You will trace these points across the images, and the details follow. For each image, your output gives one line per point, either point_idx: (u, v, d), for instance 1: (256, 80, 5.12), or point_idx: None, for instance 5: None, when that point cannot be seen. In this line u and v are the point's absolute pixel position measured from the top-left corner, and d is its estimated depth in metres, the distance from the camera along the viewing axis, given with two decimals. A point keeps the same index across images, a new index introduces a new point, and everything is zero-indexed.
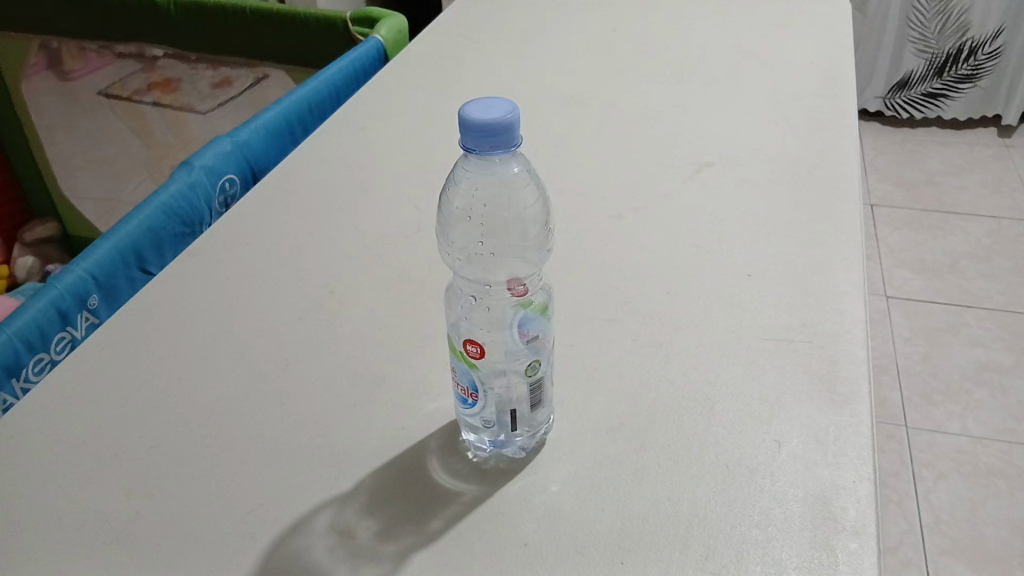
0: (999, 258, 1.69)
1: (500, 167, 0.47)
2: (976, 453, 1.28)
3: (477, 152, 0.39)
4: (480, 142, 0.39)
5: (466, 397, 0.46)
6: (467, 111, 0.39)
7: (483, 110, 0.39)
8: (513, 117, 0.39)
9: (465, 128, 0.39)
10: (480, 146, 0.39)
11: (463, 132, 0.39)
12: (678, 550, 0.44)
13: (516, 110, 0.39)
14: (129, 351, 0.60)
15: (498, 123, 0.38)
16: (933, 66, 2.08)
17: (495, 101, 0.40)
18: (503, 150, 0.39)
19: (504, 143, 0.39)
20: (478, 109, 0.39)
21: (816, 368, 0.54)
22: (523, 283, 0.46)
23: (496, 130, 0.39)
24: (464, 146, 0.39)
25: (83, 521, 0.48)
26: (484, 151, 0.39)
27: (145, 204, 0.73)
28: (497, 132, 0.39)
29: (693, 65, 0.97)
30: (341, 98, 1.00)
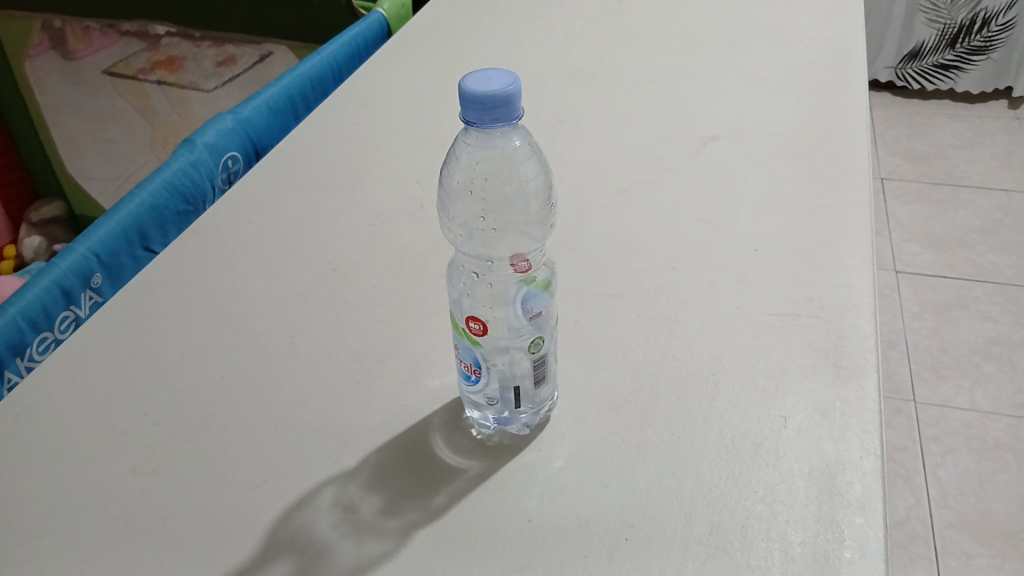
0: (1009, 232, 1.68)
1: (501, 141, 0.46)
2: (985, 427, 1.28)
3: (478, 126, 0.39)
4: (482, 115, 0.38)
5: (468, 374, 0.46)
6: (466, 83, 0.38)
7: (483, 82, 0.39)
8: (514, 89, 0.38)
9: (465, 100, 0.38)
10: (481, 119, 0.38)
11: (462, 105, 0.38)
12: (683, 525, 0.44)
13: (517, 82, 0.39)
14: (132, 329, 0.60)
15: (498, 96, 0.38)
16: (944, 37, 2.04)
17: (495, 73, 0.39)
18: (505, 120, 0.39)
19: (505, 115, 0.39)
20: (477, 81, 0.39)
21: (822, 343, 0.54)
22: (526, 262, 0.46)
23: (496, 102, 0.38)
24: (465, 120, 0.39)
25: (90, 497, 0.49)
26: (485, 124, 0.39)
27: (147, 182, 0.73)
28: (498, 104, 0.38)
29: (700, 37, 0.95)
30: (344, 74, 0.99)
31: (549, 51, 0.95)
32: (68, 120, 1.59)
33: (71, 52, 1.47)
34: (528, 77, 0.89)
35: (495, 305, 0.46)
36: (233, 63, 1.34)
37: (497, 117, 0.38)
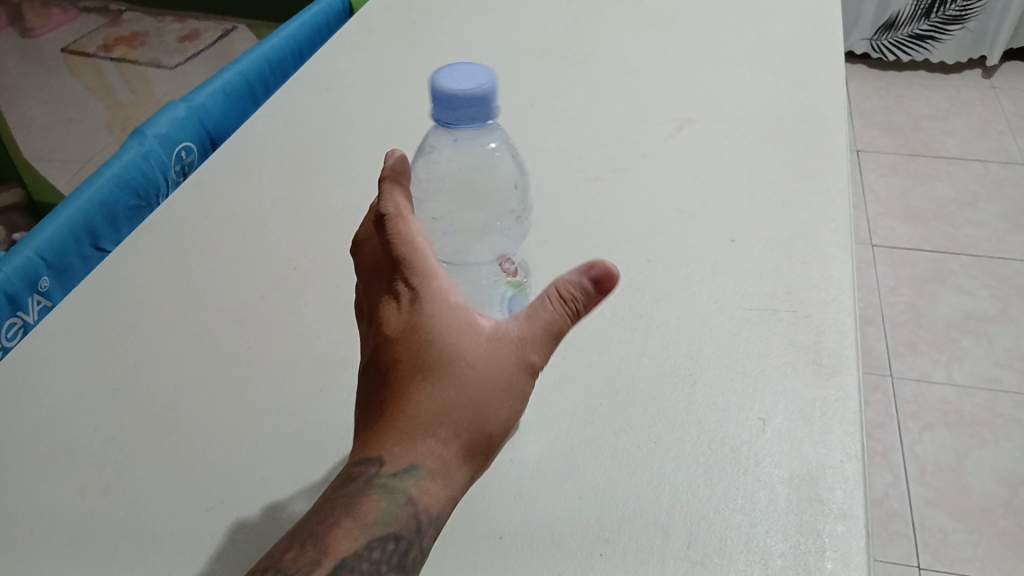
0: (986, 203, 1.67)
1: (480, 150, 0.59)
2: (962, 403, 1.28)
3: (454, 125, 0.39)
4: (457, 112, 0.39)
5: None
6: (441, 80, 0.39)
7: (458, 79, 0.39)
8: (490, 90, 0.39)
9: (439, 99, 0.38)
10: (457, 118, 0.39)
11: (436, 103, 0.39)
12: (660, 538, 0.43)
13: (494, 82, 0.39)
14: (81, 338, 0.57)
15: (471, 93, 0.38)
16: (920, 7, 1.99)
17: (472, 70, 0.40)
18: (475, 114, 0.39)
19: (479, 115, 0.39)
20: (451, 79, 0.39)
21: (803, 340, 0.52)
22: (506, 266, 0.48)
23: (468, 101, 0.38)
24: (440, 117, 0.39)
25: (38, 521, 0.47)
26: (460, 123, 0.39)
27: (95, 177, 0.69)
28: (472, 104, 0.38)
29: (674, 12, 0.92)
30: (305, 55, 0.95)
31: (517, 30, 0.92)
32: None
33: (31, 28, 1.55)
34: (496, 60, 0.86)
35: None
36: (196, 36, 1.41)
37: (472, 115, 0.38)
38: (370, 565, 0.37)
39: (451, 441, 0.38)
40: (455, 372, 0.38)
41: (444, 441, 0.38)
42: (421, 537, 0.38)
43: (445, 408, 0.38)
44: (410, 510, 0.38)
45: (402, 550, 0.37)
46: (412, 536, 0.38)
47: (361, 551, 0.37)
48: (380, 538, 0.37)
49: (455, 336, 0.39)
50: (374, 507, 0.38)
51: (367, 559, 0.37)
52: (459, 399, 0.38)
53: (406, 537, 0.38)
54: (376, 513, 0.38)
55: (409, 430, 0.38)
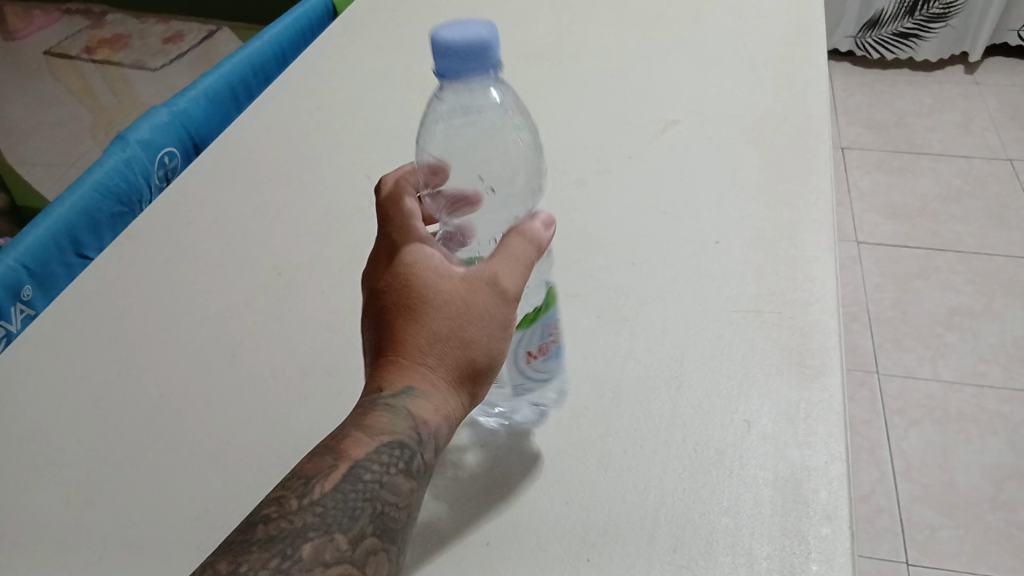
0: (970, 199, 1.68)
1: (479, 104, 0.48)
2: (947, 398, 1.29)
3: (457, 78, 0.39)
4: (454, 65, 0.38)
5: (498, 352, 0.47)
6: (441, 35, 0.38)
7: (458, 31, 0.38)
8: (491, 37, 0.38)
9: (441, 54, 0.38)
10: (460, 70, 0.38)
11: (438, 58, 0.38)
12: (646, 541, 0.43)
13: (493, 29, 0.38)
14: (63, 348, 0.57)
15: (475, 43, 0.37)
16: (904, 5, 2.00)
17: (471, 22, 0.39)
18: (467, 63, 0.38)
19: (484, 63, 0.38)
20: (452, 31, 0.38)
21: (786, 342, 0.52)
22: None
23: (472, 51, 0.38)
24: (441, 73, 0.39)
25: (21, 534, 0.47)
26: (464, 75, 0.38)
27: (77, 184, 0.69)
28: (476, 54, 0.38)
29: (658, 13, 0.92)
30: (289, 58, 0.94)
31: (501, 32, 0.92)
32: None
33: (15, 32, 1.54)
34: None
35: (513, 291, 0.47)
36: (180, 37, 1.39)
37: (476, 65, 0.38)
38: (380, 470, 0.39)
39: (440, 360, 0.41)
40: (438, 303, 0.41)
41: (434, 365, 0.41)
42: (424, 450, 0.41)
43: (432, 332, 0.41)
44: (411, 422, 0.40)
45: (407, 458, 0.40)
46: (415, 448, 0.40)
47: (372, 459, 0.39)
48: (388, 445, 0.40)
49: (432, 271, 0.42)
50: (380, 419, 0.40)
51: (377, 463, 0.39)
52: (444, 325, 0.41)
53: (410, 448, 0.40)
54: (381, 424, 0.40)
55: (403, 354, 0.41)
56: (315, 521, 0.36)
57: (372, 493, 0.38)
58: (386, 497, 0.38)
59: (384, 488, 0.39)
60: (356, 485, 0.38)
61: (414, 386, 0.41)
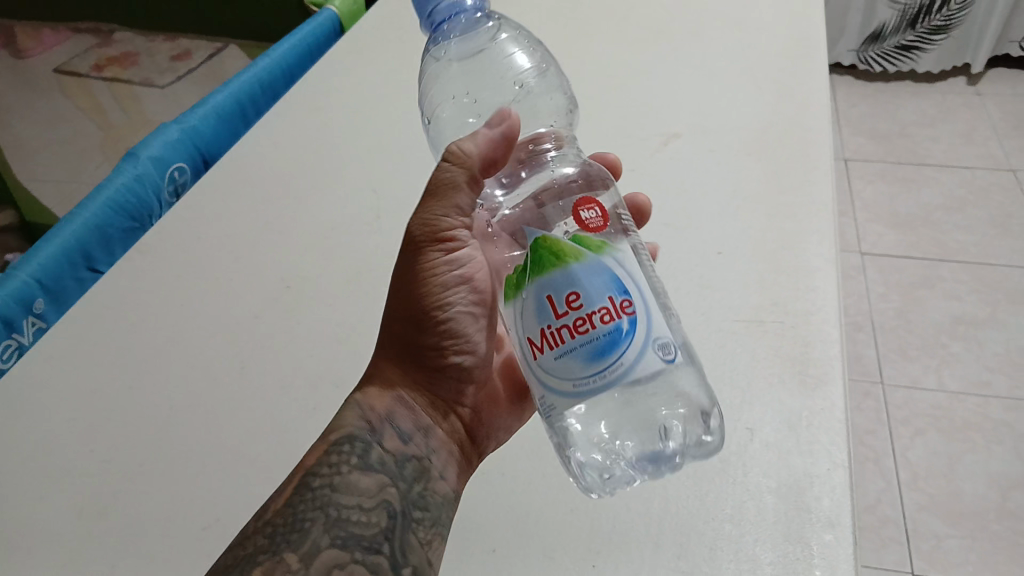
0: (973, 209, 1.68)
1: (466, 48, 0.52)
2: (953, 408, 1.29)
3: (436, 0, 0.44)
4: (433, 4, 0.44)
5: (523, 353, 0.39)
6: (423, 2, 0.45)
7: None
8: None
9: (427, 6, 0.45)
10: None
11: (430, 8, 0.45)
12: (651, 550, 0.44)
13: None
14: (76, 360, 0.58)
15: None
16: (905, 17, 2.01)
17: None
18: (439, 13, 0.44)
19: None
20: None
21: (788, 351, 0.53)
22: (596, 199, 0.40)
23: None
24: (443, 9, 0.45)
25: (34, 544, 0.48)
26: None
27: (89, 200, 0.70)
28: None
29: (659, 27, 0.93)
30: (296, 76, 0.95)
31: None
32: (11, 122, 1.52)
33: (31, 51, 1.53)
34: None
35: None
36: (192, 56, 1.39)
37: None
38: (332, 468, 0.43)
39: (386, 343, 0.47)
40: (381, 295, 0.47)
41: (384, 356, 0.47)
42: (378, 438, 0.45)
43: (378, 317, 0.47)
44: (359, 413, 0.45)
45: (361, 449, 0.44)
46: (368, 439, 0.44)
47: (322, 464, 0.43)
48: (336, 443, 0.44)
49: None
50: (334, 422, 0.45)
51: (326, 465, 0.43)
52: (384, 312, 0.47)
53: (363, 439, 0.44)
54: (334, 425, 0.45)
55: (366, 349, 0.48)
56: (267, 535, 0.40)
57: (322, 497, 0.41)
58: (338, 495, 0.42)
59: (337, 489, 0.42)
60: (307, 494, 0.42)
61: (368, 381, 0.47)
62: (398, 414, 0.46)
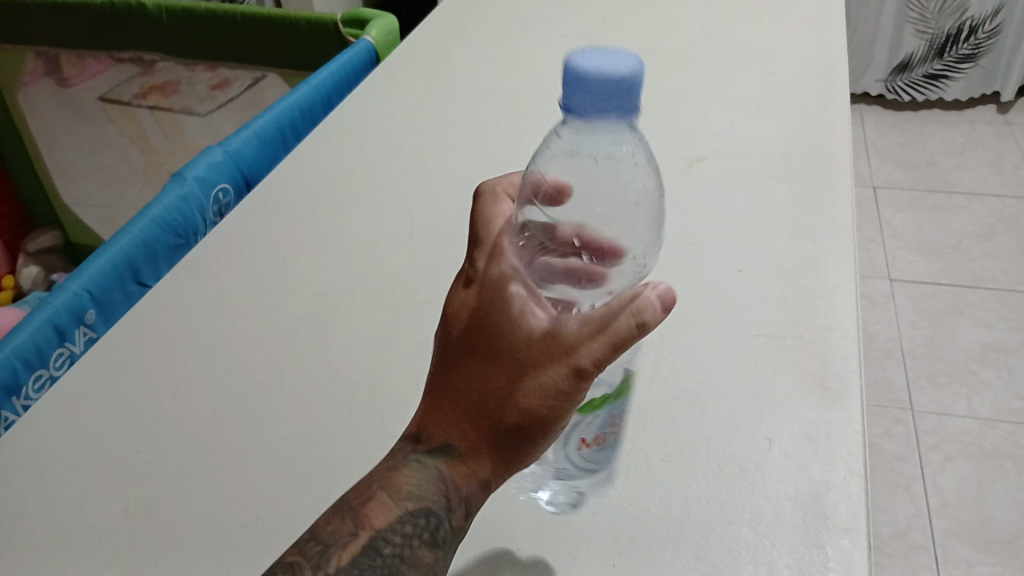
0: (1003, 237, 1.68)
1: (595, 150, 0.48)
2: (983, 435, 1.28)
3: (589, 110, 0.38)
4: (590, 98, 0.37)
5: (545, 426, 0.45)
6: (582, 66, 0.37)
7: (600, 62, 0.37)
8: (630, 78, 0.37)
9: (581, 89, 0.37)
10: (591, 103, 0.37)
11: (577, 91, 0.37)
12: (671, 551, 0.45)
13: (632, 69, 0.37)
14: (123, 367, 0.62)
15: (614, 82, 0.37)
16: (933, 47, 2.02)
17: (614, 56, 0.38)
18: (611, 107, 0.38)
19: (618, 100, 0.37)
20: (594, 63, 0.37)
21: (807, 365, 0.54)
22: None
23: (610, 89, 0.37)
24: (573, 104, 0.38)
25: (85, 537, 0.50)
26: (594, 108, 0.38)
27: (138, 218, 0.74)
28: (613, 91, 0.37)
29: (684, 56, 0.96)
30: (334, 102, 0.99)
31: (534, 75, 0.96)
32: (61, 148, 1.59)
33: (56, 81, 1.46)
34: (515, 105, 0.90)
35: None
36: (228, 85, 1.32)
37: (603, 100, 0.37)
38: (403, 541, 0.40)
39: (490, 424, 0.40)
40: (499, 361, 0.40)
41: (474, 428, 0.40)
42: (451, 517, 0.41)
43: (493, 392, 0.39)
44: (439, 488, 0.41)
45: (432, 528, 0.40)
46: (442, 516, 0.41)
47: (394, 530, 0.40)
48: (412, 513, 0.41)
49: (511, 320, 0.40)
50: (408, 482, 0.41)
51: (398, 533, 0.40)
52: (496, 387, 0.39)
53: (436, 514, 0.41)
54: (409, 489, 0.41)
55: (455, 409, 0.41)
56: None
57: (391, 567, 0.39)
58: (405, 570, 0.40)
59: (405, 562, 0.40)
60: (375, 558, 0.40)
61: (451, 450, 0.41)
62: (475, 499, 0.42)
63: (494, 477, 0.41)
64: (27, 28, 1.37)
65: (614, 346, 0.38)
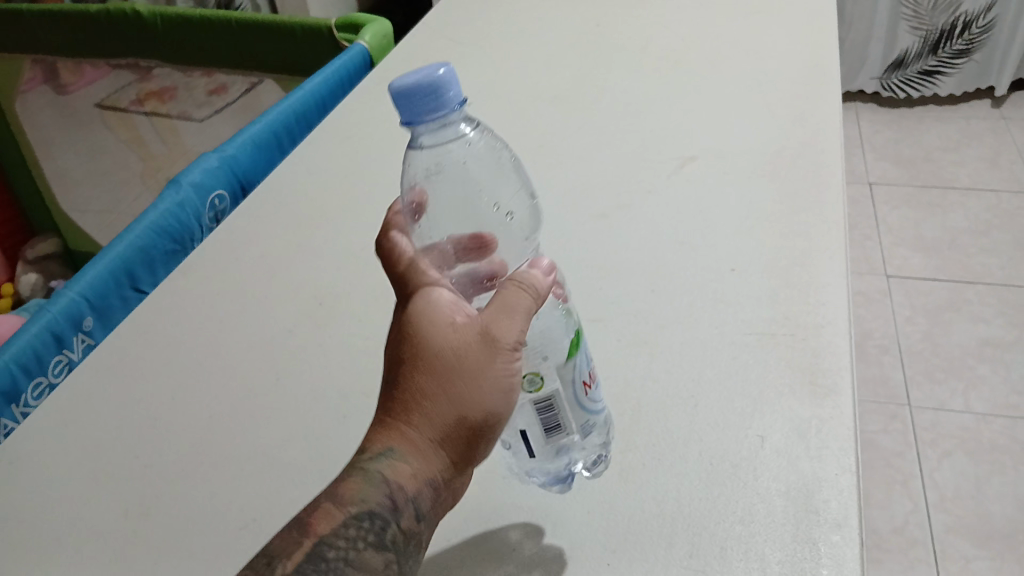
0: (999, 232, 1.68)
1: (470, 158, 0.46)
2: (980, 430, 1.28)
3: (419, 120, 0.38)
4: (416, 112, 0.37)
5: (528, 447, 0.44)
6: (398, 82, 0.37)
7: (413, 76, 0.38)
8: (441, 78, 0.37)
9: (399, 102, 0.37)
10: (418, 115, 0.37)
11: (398, 108, 0.38)
12: (665, 548, 0.46)
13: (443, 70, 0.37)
14: (122, 372, 0.62)
15: (422, 85, 0.37)
16: (927, 43, 2.03)
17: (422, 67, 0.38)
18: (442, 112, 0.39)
19: (440, 102, 0.37)
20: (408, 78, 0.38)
21: (799, 361, 0.55)
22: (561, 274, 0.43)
23: (421, 93, 0.37)
24: (407, 120, 0.38)
25: (83, 540, 0.51)
26: (424, 117, 0.37)
27: (135, 224, 0.75)
28: (425, 96, 0.37)
29: (676, 57, 0.96)
30: (329, 106, 1.00)
31: (527, 77, 0.97)
32: (60, 155, 1.60)
33: (57, 87, 1.47)
34: (508, 108, 0.91)
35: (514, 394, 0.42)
36: (225, 91, 1.32)
37: (429, 106, 0.37)
38: (347, 545, 0.38)
39: (430, 422, 0.39)
40: (428, 361, 0.39)
41: (415, 427, 0.39)
42: (398, 517, 0.39)
43: (424, 391, 0.39)
44: (384, 491, 0.39)
45: (378, 530, 0.39)
46: (388, 517, 0.39)
47: (338, 535, 0.38)
48: (355, 517, 0.39)
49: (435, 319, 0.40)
50: (353, 487, 0.39)
51: (343, 537, 0.38)
52: (431, 386, 0.39)
53: (382, 517, 0.39)
54: (354, 495, 0.39)
55: (393, 414, 0.40)
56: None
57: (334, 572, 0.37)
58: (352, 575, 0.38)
59: (349, 565, 0.38)
60: (318, 565, 0.38)
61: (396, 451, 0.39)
62: (425, 496, 0.40)
63: (442, 475, 0.40)
64: (25, 37, 1.38)
65: None
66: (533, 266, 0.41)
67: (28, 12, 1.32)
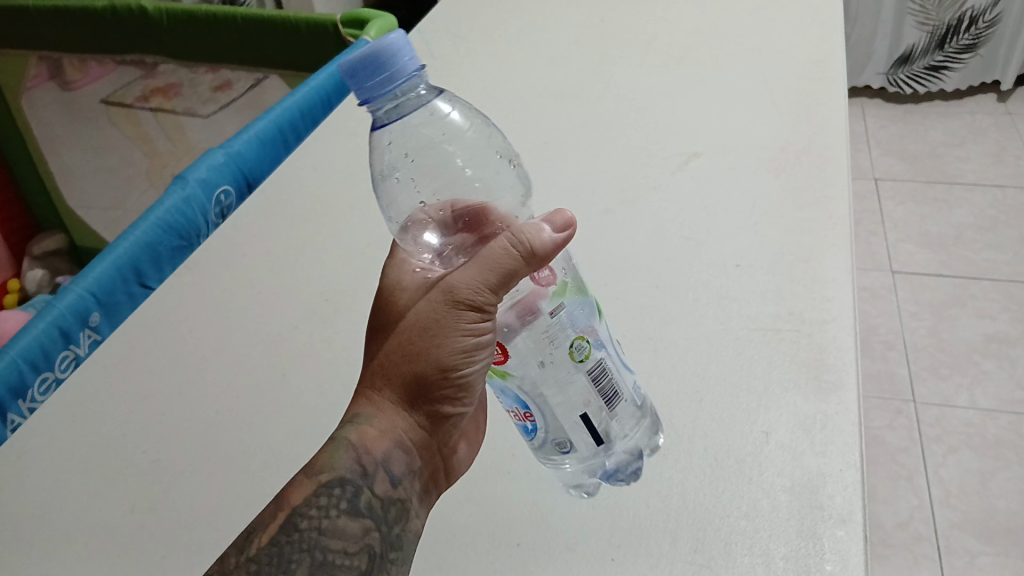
0: (1005, 228, 1.68)
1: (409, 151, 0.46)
2: (985, 426, 1.28)
3: (373, 95, 0.39)
4: (368, 88, 0.39)
5: (592, 433, 0.44)
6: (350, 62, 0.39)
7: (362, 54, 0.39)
8: (375, 53, 0.38)
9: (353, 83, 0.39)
10: (367, 90, 0.39)
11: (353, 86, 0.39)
12: (670, 544, 0.46)
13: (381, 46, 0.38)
14: (129, 368, 0.63)
15: (361, 61, 0.38)
16: (934, 39, 2.02)
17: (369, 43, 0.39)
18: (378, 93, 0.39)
19: (381, 73, 0.38)
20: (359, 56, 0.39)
21: (804, 357, 0.55)
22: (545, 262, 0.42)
23: (363, 69, 0.38)
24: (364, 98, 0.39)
25: (90, 535, 0.51)
26: (374, 89, 0.39)
27: (141, 221, 0.75)
28: (366, 71, 0.38)
29: (681, 52, 0.96)
30: (334, 102, 0.99)
31: (532, 73, 0.96)
32: (66, 152, 1.61)
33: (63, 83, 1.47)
34: (514, 104, 0.91)
35: (557, 377, 0.41)
36: (230, 87, 1.32)
37: (376, 80, 0.38)
38: (318, 513, 0.41)
39: (393, 381, 0.43)
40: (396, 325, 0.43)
41: (381, 388, 0.43)
42: (370, 483, 0.42)
43: (386, 352, 0.42)
44: (352, 455, 0.42)
45: (350, 496, 0.42)
46: (359, 483, 0.42)
47: (310, 505, 0.42)
48: (326, 484, 0.42)
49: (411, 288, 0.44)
50: (325, 456, 0.43)
51: (313, 506, 0.41)
52: (394, 348, 0.42)
53: (353, 483, 0.42)
54: (324, 463, 0.43)
55: (366, 377, 0.44)
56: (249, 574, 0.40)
57: (309, 540, 0.41)
58: (324, 540, 0.41)
59: (324, 533, 0.41)
60: (293, 535, 0.41)
61: (364, 413, 0.43)
62: (395, 459, 0.43)
63: (409, 434, 0.44)
64: (32, 32, 1.38)
65: (490, 272, 0.39)
66: (548, 219, 0.40)
67: (34, 9, 1.32)
